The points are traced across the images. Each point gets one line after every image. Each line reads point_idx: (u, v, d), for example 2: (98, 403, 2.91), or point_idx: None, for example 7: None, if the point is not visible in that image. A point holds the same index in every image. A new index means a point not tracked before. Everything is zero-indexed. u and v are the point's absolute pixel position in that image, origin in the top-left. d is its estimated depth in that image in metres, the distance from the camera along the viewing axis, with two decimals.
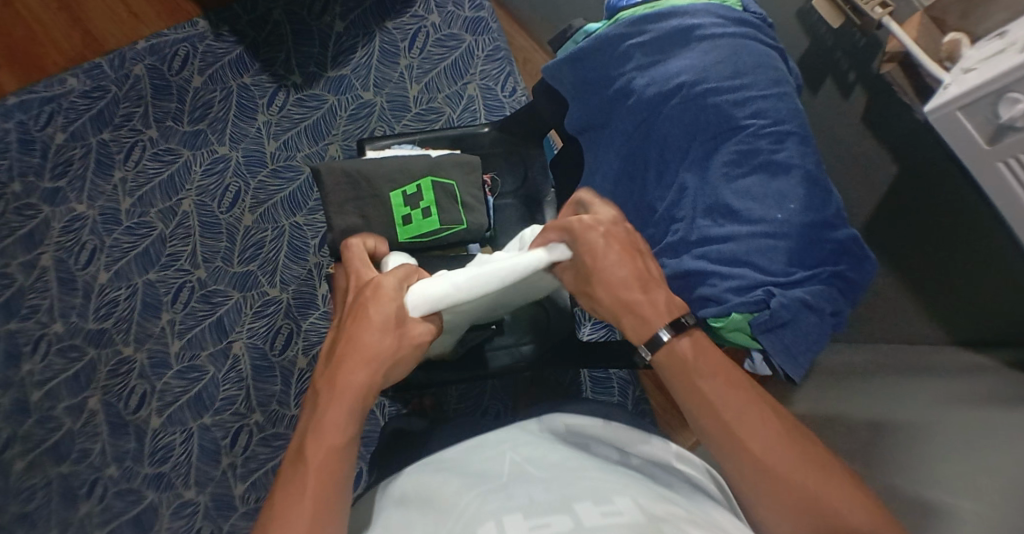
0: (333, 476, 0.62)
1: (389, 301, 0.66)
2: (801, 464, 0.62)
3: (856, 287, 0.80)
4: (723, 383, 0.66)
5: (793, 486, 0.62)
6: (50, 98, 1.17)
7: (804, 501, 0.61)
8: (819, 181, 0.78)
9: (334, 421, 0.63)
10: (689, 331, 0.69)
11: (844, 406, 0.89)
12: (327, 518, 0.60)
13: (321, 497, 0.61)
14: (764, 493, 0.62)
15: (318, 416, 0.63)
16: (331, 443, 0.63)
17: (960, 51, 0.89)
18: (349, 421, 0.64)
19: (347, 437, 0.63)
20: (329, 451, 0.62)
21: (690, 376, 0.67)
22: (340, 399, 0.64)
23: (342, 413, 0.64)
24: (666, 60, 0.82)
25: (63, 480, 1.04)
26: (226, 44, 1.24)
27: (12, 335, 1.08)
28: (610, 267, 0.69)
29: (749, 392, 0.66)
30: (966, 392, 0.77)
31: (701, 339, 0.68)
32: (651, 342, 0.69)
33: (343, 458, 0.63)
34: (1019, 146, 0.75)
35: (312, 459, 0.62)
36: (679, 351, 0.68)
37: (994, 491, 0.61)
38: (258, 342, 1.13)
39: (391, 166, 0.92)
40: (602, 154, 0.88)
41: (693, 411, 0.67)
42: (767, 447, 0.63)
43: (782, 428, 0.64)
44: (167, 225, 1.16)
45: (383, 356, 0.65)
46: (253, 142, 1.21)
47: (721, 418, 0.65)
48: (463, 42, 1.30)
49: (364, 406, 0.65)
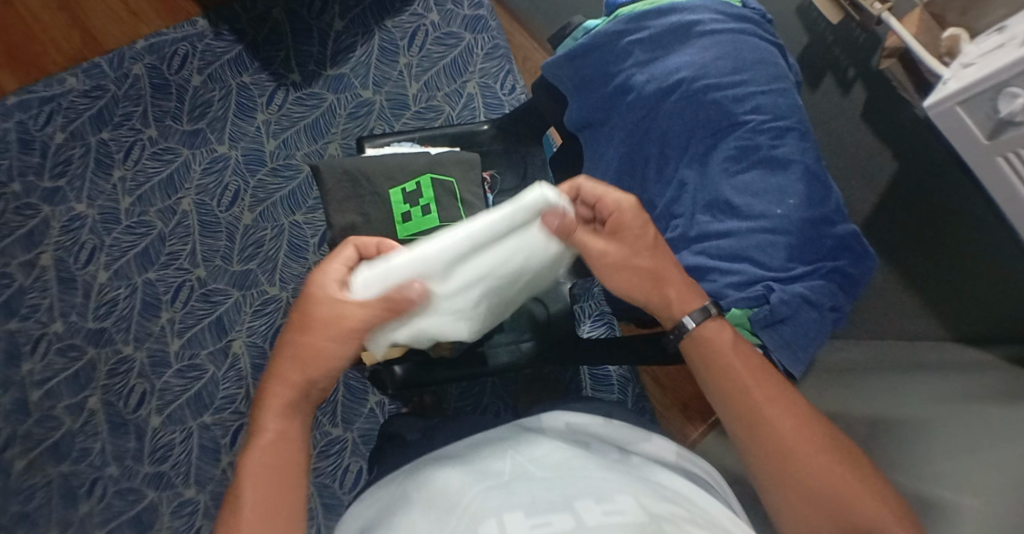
0: (271, 473, 0.65)
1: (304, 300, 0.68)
2: (823, 454, 0.65)
3: (856, 282, 0.79)
4: (751, 372, 0.69)
5: (812, 478, 0.64)
6: (50, 97, 1.16)
7: (822, 492, 0.63)
8: (818, 177, 0.79)
9: (265, 421, 0.67)
10: (714, 317, 0.71)
11: (845, 402, 0.89)
12: (265, 511, 0.63)
13: (261, 494, 0.64)
14: (784, 481, 0.65)
15: (254, 422, 0.68)
16: (265, 442, 0.66)
17: (960, 46, 0.88)
18: (281, 420, 0.67)
19: (280, 435, 0.67)
20: (264, 450, 0.66)
21: (719, 364, 0.70)
22: (270, 400, 0.67)
23: (273, 414, 0.67)
24: (665, 57, 0.82)
25: (63, 479, 1.04)
26: (225, 43, 1.24)
27: (12, 335, 1.08)
28: (653, 241, 0.72)
29: (776, 383, 0.69)
30: (966, 389, 0.78)
31: (728, 329, 0.71)
32: (678, 328, 0.71)
33: (279, 454, 0.66)
34: (1018, 140, 0.74)
35: (249, 461, 0.65)
36: (709, 338, 0.71)
37: (995, 485, 0.61)
38: (258, 341, 1.13)
39: (390, 164, 0.92)
40: (601, 151, 0.88)
41: (720, 396, 0.69)
42: (788, 438, 0.65)
43: (803, 419, 0.67)
44: (167, 224, 1.16)
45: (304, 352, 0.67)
46: (252, 141, 1.21)
47: (745, 406, 0.67)
48: (462, 40, 1.30)
49: (295, 403, 0.68)
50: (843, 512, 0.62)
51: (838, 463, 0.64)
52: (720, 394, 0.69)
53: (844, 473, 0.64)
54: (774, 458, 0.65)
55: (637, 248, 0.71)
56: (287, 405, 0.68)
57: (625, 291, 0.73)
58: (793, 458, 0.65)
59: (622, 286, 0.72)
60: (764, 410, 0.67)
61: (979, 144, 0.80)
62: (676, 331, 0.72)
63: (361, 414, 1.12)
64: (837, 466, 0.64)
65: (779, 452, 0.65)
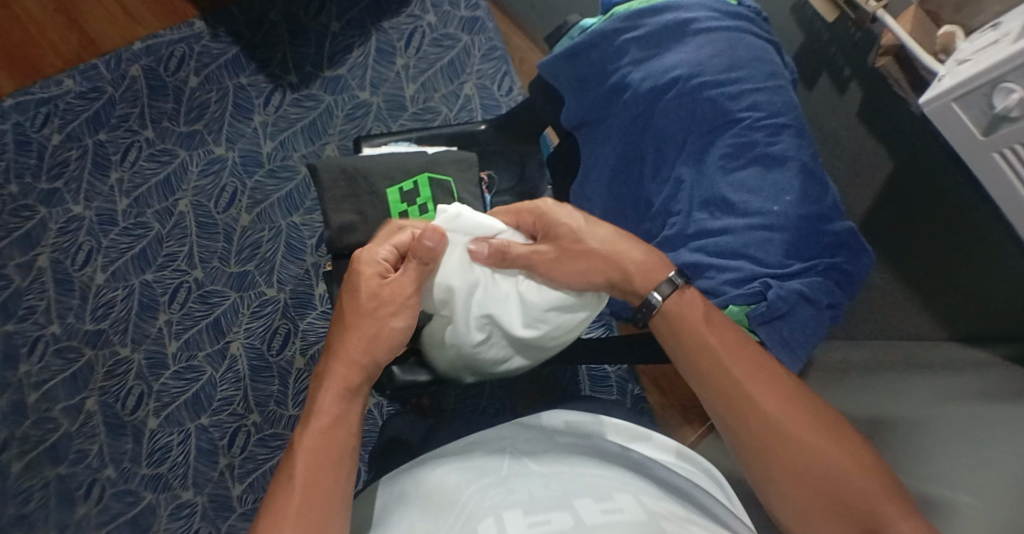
0: (327, 456, 0.64)
1: (375, 285, 0.69)
2: (816, 432, 0.64)
3: (853, 279, 0.79)
4: (730, 348, 0.67)
5: (804, 454, 0.63)
6: (47, 99, 1.16)
7: (819, 470, 0.62)
8: (814, 174, 0.79)
9: (323, 403, 0.66)
10: (683, 290, 0.70)
11: (844, 400, 0.90)
12: (319, 493, 0.61)
13: (315, 476, 0.62)
14: (777, 463, 0.64)
15: (309, 404, 0.67)
16: (323, 424, 0.65)
17: (955, 44, 0.90)
18: (339, 403, 0.67)
19: (336, 418, 0.66)
20: (321, 432, 0.65)
21: (695, 342, 0.68)
22: (329, 381, 0.67)
23: (332, 396, 0.67)
24: (661, 54, 0.82)
25: (60, 481, 1.04)
26: (222, 44, 1.24)
27: (9, 336, 1.07)
28: (601, 223, 0.73)
29: (759, 358, 0.67)
30: (964, 388, 0.78)
31: (700, 299, 0.70)
32: (646, 304, 0.70)
33: (334, 436, 0.65)
34: (1013, 137, 0.75)
35: (305, 441, 0.64)
36: (679, 314, 0.69)
37: (988, 483, 0.61)
38: (255, 342, 1.13)
39: (386, 162, 0.91)
40: (599, 150, 0.87)
41: (697, 373, 0.68)
42: (775, 412, 0.64)
43: (787, 393, 0.66)
44: (164, 225, 1.16)
45: (372, 338, 0.69)
46: (250, 142, 1.21)
47: (731, 380, 0.66)
48: (460, 42, 1.31)
49: (356, 386, 0.68)
50: (841, 490, 0.61)
51: (835, 441, 0.63)
52: (698, 373, 0.68)
53: (831, 446, 0.63)
54: (763, 438, 0.64)
55: (587, 229, 0.72)
56: (347, 388, 0.68)
57: (588, 279, 0.71)
58: (783, 434, 0.64)
59: (583, 277, 0.71)
60: (746, 384, 0.66)
61: (974, 140, 0.81)
62: (646, 305, 0.70)
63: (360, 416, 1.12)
64: (832, 443, 0.63)
65: (768, 428, 0.64)
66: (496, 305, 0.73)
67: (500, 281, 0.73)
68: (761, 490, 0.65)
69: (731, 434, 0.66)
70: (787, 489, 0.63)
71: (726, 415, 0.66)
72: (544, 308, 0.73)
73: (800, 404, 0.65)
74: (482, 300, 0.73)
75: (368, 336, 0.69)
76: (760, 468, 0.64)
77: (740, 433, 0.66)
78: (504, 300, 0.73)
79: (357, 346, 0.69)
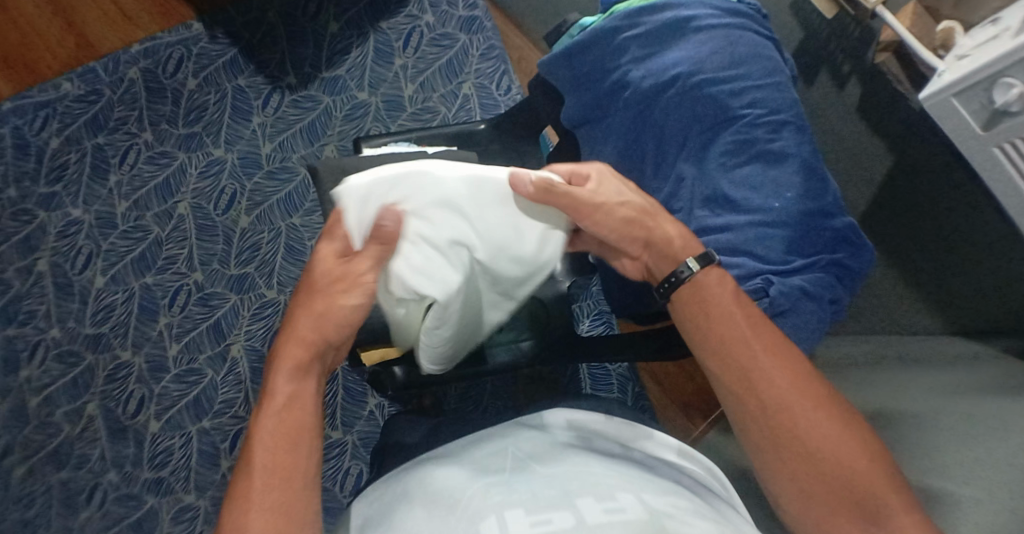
0: (285, 437, 0.63)
1: (324, 263, 0.67)
2: (825, 415, 0.64)
3: (855, 275, 0.79)
4: (748, 321, 0.67)
5: (810, 434, 0.63)
6: (44, 102, 1.16)
7: (822, 452, 0.63)
8: (815, 170, 0.79)
9: (274, 383, 0.65)
10: (715, 266, 0.69)
11: (841, 390, 0.91)
12: (279, 476, 0.61)
13: (273, 458, 0.62)
14: (777, 447, 0.64)
15: (265, 385, 0.66)
16: (277, 407, 0.64)
17: (954, 39, 0.93)
18: (291, 382, 0.65)
19: (288, 399, 0.65)
20: (276, 414, 0.64)
21: (716, 315, 0.68)
22: (280, 360, 0.66)
23: (284, 377, 0.65)
24: (661, 52, 0.82)
25: (63, 486, 1.04)
26: (220, 46, 1.24)
27: (10, 341, 1.07)
28: (635, 190, 0.73)
29: (775, 342, 0.67)
30: (963, 382, 0.79)
31: (729, 280, 0.69)
32: (677, 272, 0.69)
33: (289, 417, 0.64)
34: (1011, 132, 0.76)
35: (262, 423, 0.63)
36: (705, 287, 0.69)
37: (990, 477, 0.61)
38: (257, 345, 1.13)
39: (385, 162, 0.89)
40: (599, 148, 0.87)
41: (712, 350, 0.68)
42: (788, 390, 0.65)
43: (803, 373, 0.66)
44: (163, 228, 1.15)
45: (325, 315, 0.66)
46: (248, 144, 1.21)
47: (746, 354, 0.66)
48: (457, 41, 1.31)
49: (307, 366, 0.66)
50: (840, 477, 0.62)
51: (842, 424, 0.64)
52: (716, 343, 0.68)
53: (840, 428, 0.64)
54: (773, 414, 0.65)
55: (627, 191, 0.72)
56: (298, 367, 0.66)
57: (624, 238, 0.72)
58: (792, 413, 0.64)
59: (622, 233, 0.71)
60: (762, 359, 0.65)
61: (976, 135, 0.82)
62: (675, 275, 0.69)
63: (361, 416, 1.12)
64: (839, 426, 0.64)
65: (778, 404, 0.65)
66: (459, 231, 0.69)
67: (433, 207, 0.68)
68: (763, 471, 0.66)
69: (739, 408, 0.67)
70: (787, 470, 0.64)
71: (737, 387, 0.66)
72: (488, 210, 0.70)
73: (812, 385, 0.65)
74: (425, 240, 0.67)
75: (311, 318, 0.66)
76: (763, 445, 0.65)
77: (749, 406, 0.66)
78: (464, 223, 0.69)
79: (303, 326, 0.66)
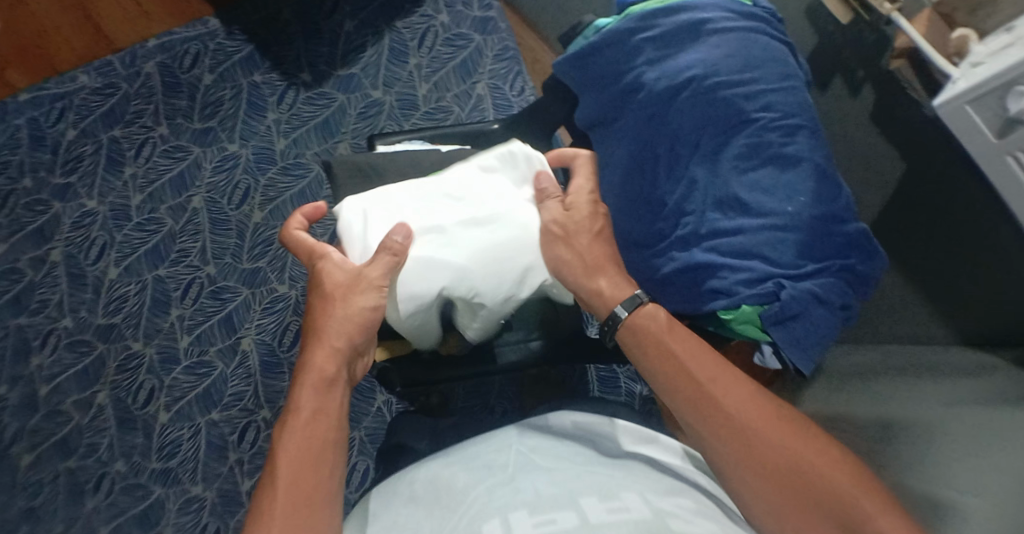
0: (307, 454, 0.65)
1: (338, 275, 0.71)
2: (783, 434, 0.65)
3: (865, 280, 0.80)
4: (691, 353, 0.70)
5: (768, 452, 0.65)
6: (62, 94, 1.17)
7: (795, 466, 0.64)
8: (828, 175, 0.79)
9: (298, 401, 0.67)
10: (645, 305, 0.71)
11: (851, 402, 0.92)
12: (303, 492, 0.63)
13: (298, 475, 0.63)
14: (747, 465, 0.65)
15: (288, 404, 0.68)
16: (299, 424, 0.66)
17: (969, 46, 0.92)
18: (315, 400, 0.68)
19: (312, 416, 0.67)
20: (300, 431, 0.66)
21: (658, 350, 0.70)
22: (302, 380, 0.68)
23: (309, 393, 0.68)
24: (676, 54, 0.82)
25: (71, 474, 1.04)
26: (236, 42, 1.25)
27: (22, 330, 1.08)
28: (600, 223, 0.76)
29: (718, 365, 0.69)
30: (970, 393, 0.78)
31: (662, 311, 0.72)
32: (611, 318, 0.71)
33: (313, 433, 0.66)
34: (1023, 142, 0.77)
35: (285, 445, 0.65)
36: (642, 327, 0.71)
37: (996, 489, 0.61)
38: (267, 339, 1.13)
39: (398, 159, 0.89)
40: (611, 150, 0.87)
41: (664, 380, 0.70)
42: (738, 412, 0.67)
43: (751, 395, 0.68)
44: (177, 221, 1.16)
45: (346, 321, 0.69)
46: (262, 139, 1.22)
47: (692, 382, 0.68)
48: (472, 42, 1.32)
49: (329, 381, 0.68)
50: (816, 490, 0.63)
51: (801, 439, 0.65)
52: (665, 378, 0.70)
53: (800, 444, 0.65)
54: (728, 437, 0.66)
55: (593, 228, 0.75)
56: (320, 384, 0.68)
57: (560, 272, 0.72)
58: (747, 433, 0.66)
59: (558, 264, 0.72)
60: (709, 388, 0.68)
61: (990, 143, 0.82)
62: (612, 320, 0.72)
63: (368, 413, 1.12)
64: (799, 442, 0.65)
65: (732, 428, 0.66)
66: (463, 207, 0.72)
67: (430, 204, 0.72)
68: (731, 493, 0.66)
69: (694, 438, 0.68)
70: (754, 488, 0.64)
71: (690, 420, 0.68)
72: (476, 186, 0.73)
73: (761, 406, 0.67)
74: (432, 235, 0.70)
75: (331, 334, 0.69)
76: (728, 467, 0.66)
77: (704, 436, 0.67)
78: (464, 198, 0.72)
79: (329, 340, 0.69)
